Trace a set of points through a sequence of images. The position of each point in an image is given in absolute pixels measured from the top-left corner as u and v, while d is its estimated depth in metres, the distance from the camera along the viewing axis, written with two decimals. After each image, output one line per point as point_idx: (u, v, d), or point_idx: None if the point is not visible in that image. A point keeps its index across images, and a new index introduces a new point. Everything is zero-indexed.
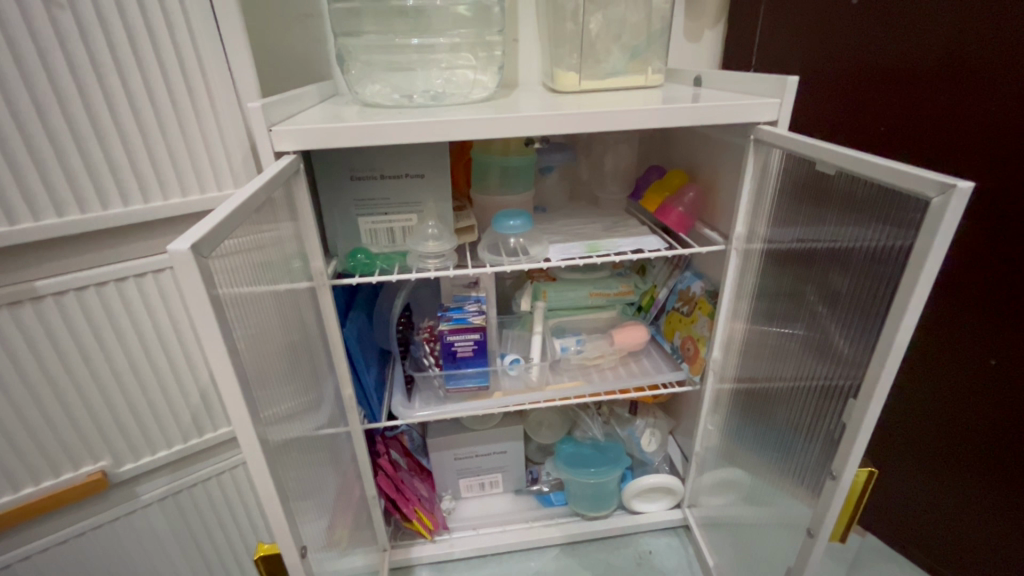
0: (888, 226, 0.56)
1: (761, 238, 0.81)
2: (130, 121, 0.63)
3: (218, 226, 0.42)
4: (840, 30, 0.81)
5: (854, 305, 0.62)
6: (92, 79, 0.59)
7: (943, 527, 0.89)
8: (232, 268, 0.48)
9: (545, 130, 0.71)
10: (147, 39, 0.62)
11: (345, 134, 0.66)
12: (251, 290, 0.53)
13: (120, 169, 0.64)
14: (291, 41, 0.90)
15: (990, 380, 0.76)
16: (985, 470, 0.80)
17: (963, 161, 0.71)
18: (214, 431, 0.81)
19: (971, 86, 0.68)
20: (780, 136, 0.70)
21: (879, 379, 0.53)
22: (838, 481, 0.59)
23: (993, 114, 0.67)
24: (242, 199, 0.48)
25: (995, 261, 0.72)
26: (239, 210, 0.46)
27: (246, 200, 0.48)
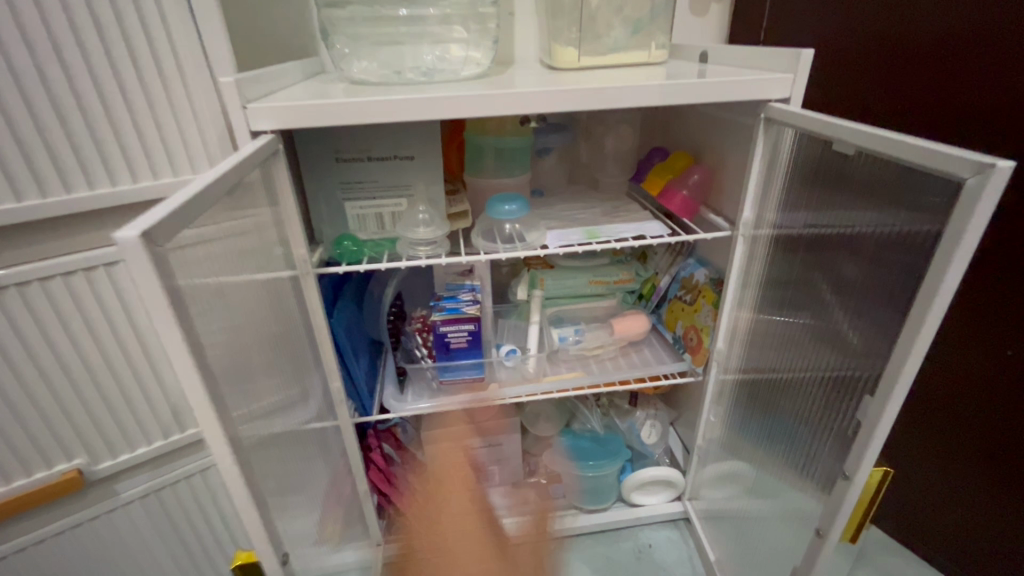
0: (912, 209, 0.52)
1: (770, 223, 0.77)
2: (91, 97, 0.58)
3: (171, 213, 0.37)
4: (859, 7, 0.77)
5: (869, 294, 0.59)
6: (48, 51, 0.55)
7: (950, 519, 0.89)
8: (192, 259, 0.44)
9: (543, 108, 0.67)
10: (107, 7, 0.56)
11: (327, 113, 0.61)
12: (222, 281, 0.49)
13: (85, 151, 0.59)
14: (272, 13, 0.85)
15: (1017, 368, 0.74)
16: (1010, 462, 0.78)
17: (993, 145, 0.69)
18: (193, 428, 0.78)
19: (1004, 67, 0.65)
20: (792, 113, 0.65)
21: (901, 375, 0.50)
22: (851, 482, 0.56)
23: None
24: (206, 182, 0.43)
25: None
26: (200, 196, 0.42)
27: (210, 184, 0.44)
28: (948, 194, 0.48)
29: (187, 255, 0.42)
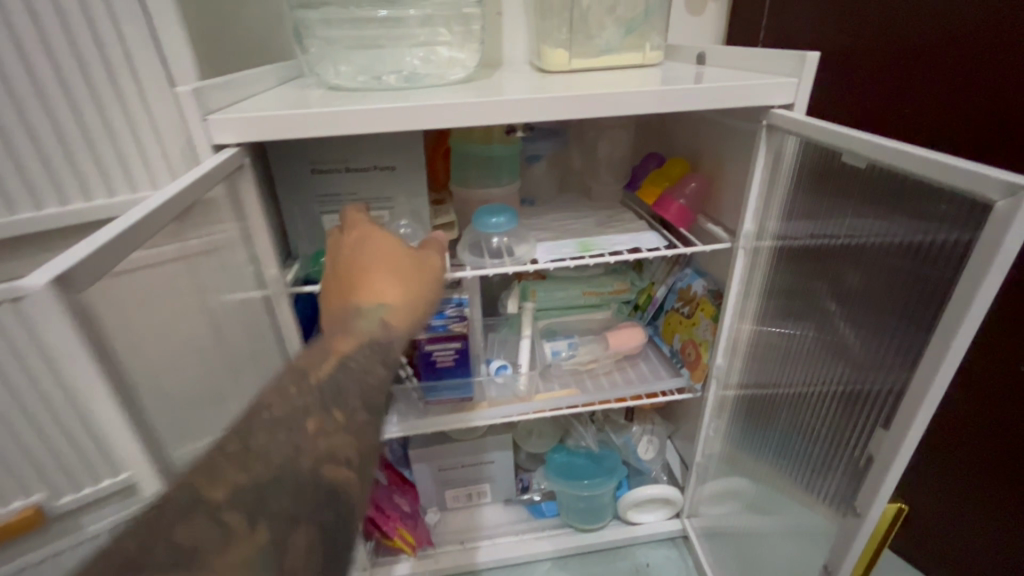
0: (930, 227, 0.48)
1: (773, 234, 0.73)
2: (36, 111, 0.55)
3: (100, 249, 0.33)
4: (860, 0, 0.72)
5: (881, 313, 0.55)
6: None
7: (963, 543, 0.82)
8: (136, 292, 0.39)
9: (530, 117, 0.62)
10: (52, 17, 0.53)
11: (296, 123, 0.57)
12: (175, 313, 0.45)
13: (34, 169, 0.56)
14: (244, 16, 0.80)
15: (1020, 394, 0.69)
16: None
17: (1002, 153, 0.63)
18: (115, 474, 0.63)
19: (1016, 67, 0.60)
20: (797, 120, 0.61)
21: (919, 409, 0.46)
22: (863, 520, 0.52)
23: None
24: (147, 210, 0.38)
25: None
26: (138, 225, 0.37)
27: (155, 210, 0.39)
28: (970, 212, 0.44)
29: (128, 289, 0.38)
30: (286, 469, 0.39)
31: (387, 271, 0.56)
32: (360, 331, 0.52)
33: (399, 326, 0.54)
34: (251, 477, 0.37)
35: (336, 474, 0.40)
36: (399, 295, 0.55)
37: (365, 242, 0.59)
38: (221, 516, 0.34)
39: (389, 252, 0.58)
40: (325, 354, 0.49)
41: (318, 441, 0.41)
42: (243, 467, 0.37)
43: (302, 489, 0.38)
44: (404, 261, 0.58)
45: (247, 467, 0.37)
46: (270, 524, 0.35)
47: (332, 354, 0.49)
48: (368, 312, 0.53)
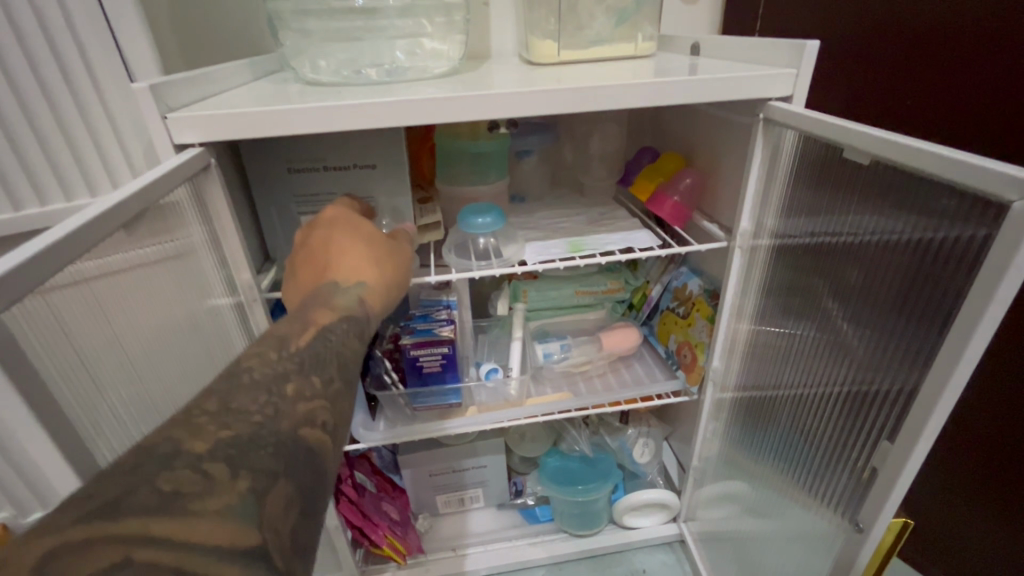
0: (937, 225, 0.45)
1: (770, 231, 0.70)
2: None
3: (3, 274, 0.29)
4: None
5: (883, 315, 0.52)
6: None
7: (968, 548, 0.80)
8: (62, 313, 0.36)
9: (515, 113, 0.59)
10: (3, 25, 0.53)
11: (265, 122, 0.53)
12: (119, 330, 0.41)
13: (10, 173, 0.58)
14: (218, 9, 0.77)
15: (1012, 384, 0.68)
16: None
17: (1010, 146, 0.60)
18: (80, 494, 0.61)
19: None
20: (795, 113, 0.58)
21: (927, 421, 0.43)
22: (865, 535, 0.50)
23: None
24: (79, 222, 0.35)
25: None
26: (66, 240, 0.34)
27: (90, 221, 0.36)
28: (979, 210, 0.41)
29: (51, 310, 0.34)
30: (267, 426, 0.33)
31: (361, 251, 0.53)
32: (338, 305, 0.46)
33: (378, 307, 0.50)
34: (234, 432, 0.32)
35: (313, 437, 0.35)
36: (376, 276, 0.52)
37: (330, 225, 0.55)
38: (203, 466, 0.29)
39: (357, 234, 0.54)
40: (302, 326, 0.43)
41: (296, 403, 0.36)
42: (226, 424, 0.32)
43: (285, 449, 0.33)
44: (377, 244, 0.55)
45: (227, 423, 0.32)
46: (251, 474, 0.30)
47: (308, 326, 0.43)
48: (344, 286, 0.48)
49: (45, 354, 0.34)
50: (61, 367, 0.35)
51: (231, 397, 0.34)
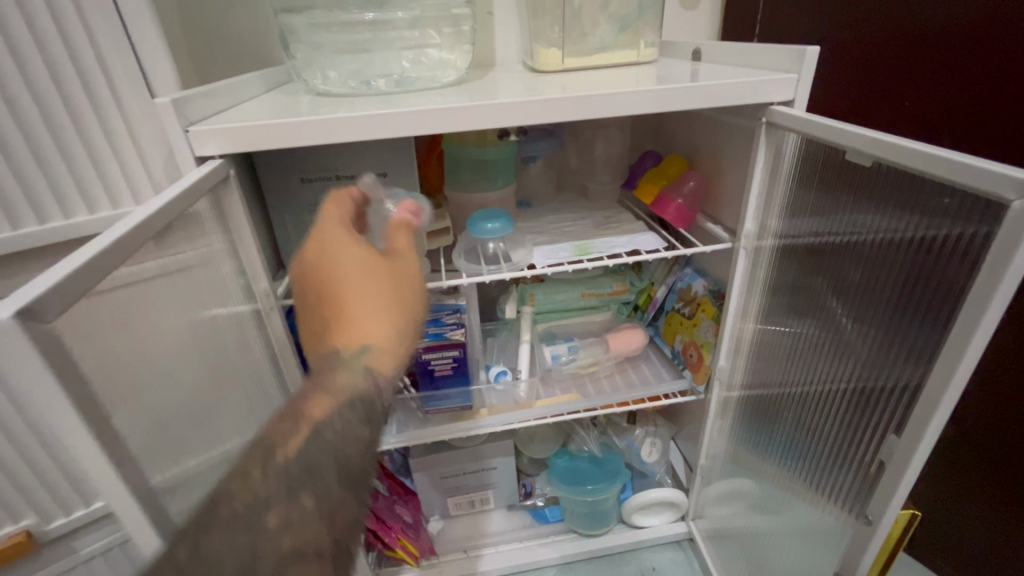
0: (937, 222, 0.46)
1: (774, 232, 0.71)
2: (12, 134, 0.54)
3: (58, 284, 0.30)
4: None
5: (887, 312, 0.53)
6: None
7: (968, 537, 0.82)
8: (107, 320, 0.37)
9: (526, 120, 0.61)
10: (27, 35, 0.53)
11: (283, 133, 0.55)
12: (149, 339, 0.42)
13: None
14: (230, 24, 0.79)
15: (1000, 368, 0.70)
16: None
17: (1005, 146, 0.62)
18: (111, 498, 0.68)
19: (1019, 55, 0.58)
20: (798, 118, 0.59)
21: (932, 415, 0.44)
22: (875, 528, 0.51)
23: None
24: (115, 236, 0.36)
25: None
26: (109, 250, 0.35)
27: (126, 233, 0.37)
28: (979, 209, 0.42)
29: (99, 318, 0.36)
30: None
31: (360, 296, 0.46)
32: (339, 386, 0.43)
33: (389, 368, 0.46)
34: None
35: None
36: (382, 332, 0.46)
37: (322, 251, 0.49)
38: None
39: (358, 267, 0.47)
40: (293, 422, 0.41)
41: (280, 537, 0.36)
42: None
43: None
44: (377, 275, 0.48)
45: None
46: None
47: (300, 422, 0.41)
48: (346, 359, 0.44)
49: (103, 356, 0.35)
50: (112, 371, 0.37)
51: (207, 541, 0.34)
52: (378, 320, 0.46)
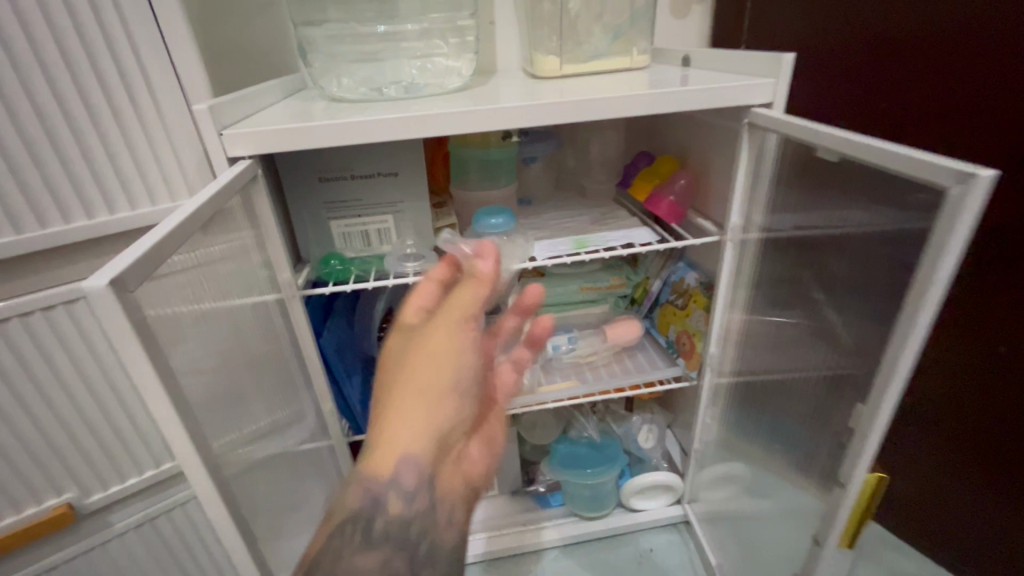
0: (900, 213, 0.52)
1: (760, 226, 0.76)
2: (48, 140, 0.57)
3: (140, 260, 0.36)
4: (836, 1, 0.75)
5: (861, 297, 0.59)
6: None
7: (933, 505, 0.90)
8: (169, 295, 0.43)
9: (526, 122, 0.66)
10: None
11: (306, 135, 0.60)
12: (200, 316, 0.48)
13: None
14: (250, 35, 0.84)
15: (947, 347, 0.79)
16: (992, 452, 0.78)
17: (969, 147, 0.68)
18: (160, 467, 0.74)
19: (981, 63, 0.64)
20: (775, 119, 0.65)
21: (890, 383, 0.49)
22: (846, 490, 0.55)
23: (994, 97, 0.64)
24: (175, 222, 0.42)
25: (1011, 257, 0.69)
26: (171, 234, 0.41)
27: (183, 221, 0.43)
28: (928, 201, 0.48)
29: (162, 294, 0.42)
30: None
31: (383, 392, 0.49)
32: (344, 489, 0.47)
33: (382, 470, 0.45)
34: None
35: None
36: (385, 431, 0.46)
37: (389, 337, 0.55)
38: None
39: (395, 354, 0.51)
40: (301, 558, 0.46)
41: None
42: None
43: None
44: (400, 364, 0.49)
45: None
46: None
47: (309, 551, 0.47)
48: (357, 458, 0.47)
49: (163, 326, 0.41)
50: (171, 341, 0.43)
51: None
52: (391, 400, 0.47)
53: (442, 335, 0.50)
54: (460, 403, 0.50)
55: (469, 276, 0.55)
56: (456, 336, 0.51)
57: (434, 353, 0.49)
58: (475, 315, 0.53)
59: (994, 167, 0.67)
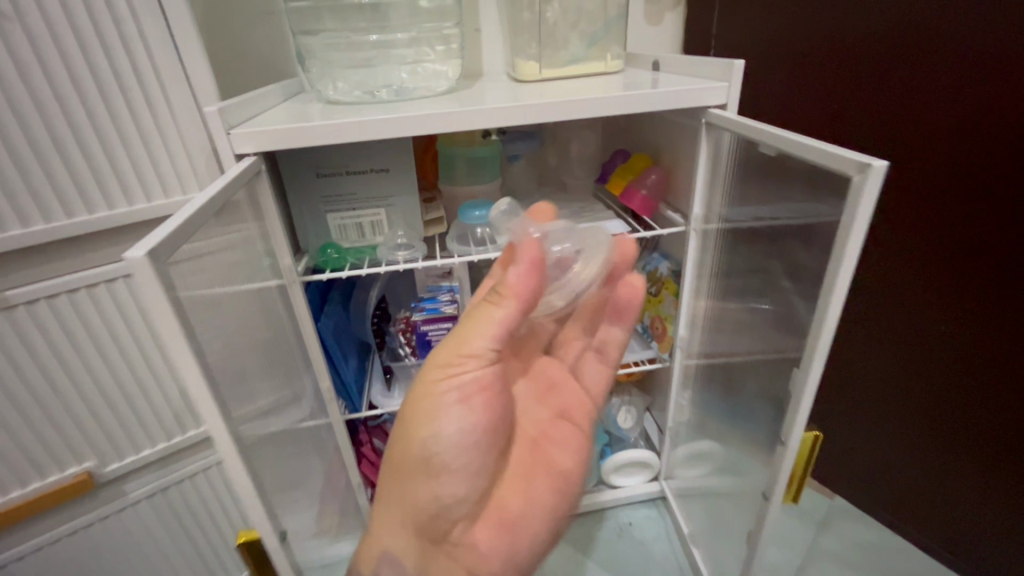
0: (828, 200, 0.59)
1: (717, 217, 0.84)
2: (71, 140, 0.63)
3: (169, 238, 0.43)
4: (787, 31, 0.88)
5: (802, 277, 0.66)
6: (27, 98, 0.59)
7: (913, 482, 0.97)
8: (188, 272, 0.50)
9: (505, 122, 0.73)
10: None
11: (305, 134, 0.67)
12: (213, 294, 0.55)
13: None
14: (252, 41, 0.91)
15: (899, 329, 0.89)
16: (949, 421, 0.87)
17: (902, 157, 0.80)
18: (189, 432, 0.83)
19: (907, 87, 0.76)
20: (728, 119, 0.72)
21: (817, 348, 0.57)
22: (787, 447, 0.63)
23: (921, 115, 0.76)
24: (193, 208, 0.48)
25: (988, 248, 0.75)
26: (191, 218, 0.47)
27: (198, 207, 0.49)
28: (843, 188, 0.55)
29: (182, 271, 0.48)
30: None
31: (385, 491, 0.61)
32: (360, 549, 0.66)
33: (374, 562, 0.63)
34: None
35: None
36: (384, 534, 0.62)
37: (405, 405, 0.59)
38: None
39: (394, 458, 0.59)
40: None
41: None
42: None
43: None
44: (396, 476, 0.59)
45: None
46: None
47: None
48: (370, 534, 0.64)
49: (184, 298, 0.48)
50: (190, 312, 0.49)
51: None
52: (388, 452, 0.60)
53: (423, 437, 0.57)
54: (436, 486, 0.59)
55: (496, 294, 0.52)
56: (431, 441, 0.57)
57: (410, 437, 0.57)
58: (452, 409, 0.56)
59: (922, 174, 0.79)
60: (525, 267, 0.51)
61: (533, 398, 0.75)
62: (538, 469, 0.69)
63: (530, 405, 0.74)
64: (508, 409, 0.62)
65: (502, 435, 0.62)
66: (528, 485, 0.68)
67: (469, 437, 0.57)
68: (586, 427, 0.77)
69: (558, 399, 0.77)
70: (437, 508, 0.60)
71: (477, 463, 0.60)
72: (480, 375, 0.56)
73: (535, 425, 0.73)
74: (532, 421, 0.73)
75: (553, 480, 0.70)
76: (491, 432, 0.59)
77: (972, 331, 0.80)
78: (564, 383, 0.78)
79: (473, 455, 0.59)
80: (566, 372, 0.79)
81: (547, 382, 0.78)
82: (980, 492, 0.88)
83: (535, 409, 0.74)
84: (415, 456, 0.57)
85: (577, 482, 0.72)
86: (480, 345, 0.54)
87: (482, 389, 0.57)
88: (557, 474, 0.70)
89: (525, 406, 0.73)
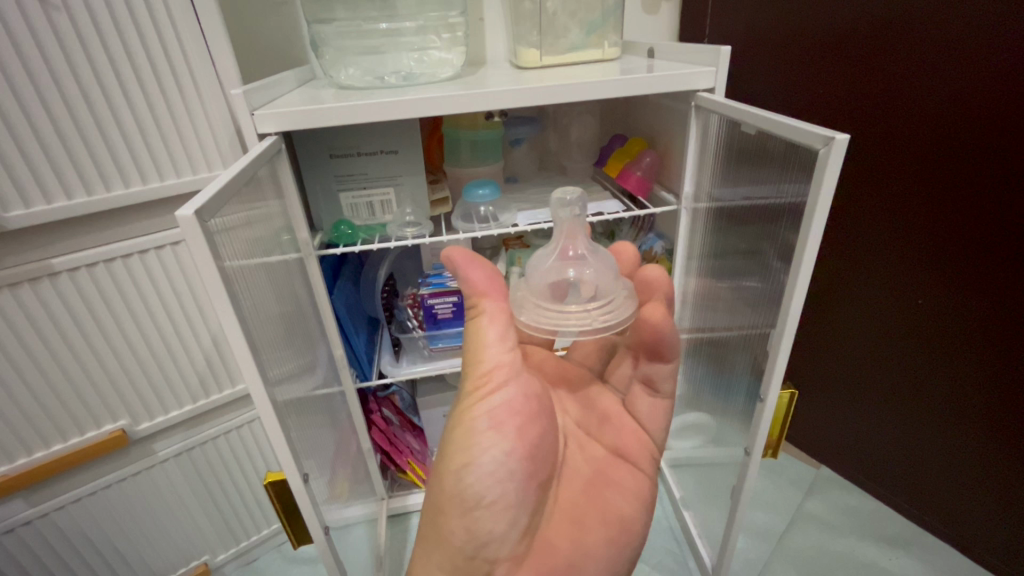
0: (796, 177, 0.66)
1: (706, 196, 0.89)
2: (111, 121, 0.69)
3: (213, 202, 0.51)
4: (777, 23, 0.96)
5: (774, 251, 0.73)
6: (73, 83, 0.65)
7: (893, 444, 1.07)
8: (230, 237, 0.57)
9: (508, 105, 0.78)
10: None
11: (323, 115, 0.72)
12: (245, 262, 0.61)
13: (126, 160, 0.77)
14: (269, 31, 0.96)
15: (883, 301, 0.97)
16: (925, 384, 0.97)
17: (881, 142, 0.89)
18: (220, 394, 0.92)
19: (884, 79, 0.85)
20: (714, 102, 0.77)
21: (790, 307, 0.66)
22: (765, 403, 0.74)
23: (895, 105, 0.85)
24: (228, 177, 0.55)
25: (986, 239, 0.82)
26: (227, 185, 0.55)
27: (233, 176, 0.56)
28: (807, 164, 0.63)
29: (225, 233, 0.56)
30: None
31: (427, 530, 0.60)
32: None
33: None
34: None
35: None
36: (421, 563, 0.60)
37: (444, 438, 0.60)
38: None
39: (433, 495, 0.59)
40: None
41: None
42: None
43: None
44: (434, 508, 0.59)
45: None
46: None
47: None
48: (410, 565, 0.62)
49: (228, 255, 0.56)
50: (234, 271, 0.57)
51: None
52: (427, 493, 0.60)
53: (451, 468, 0.56)
54: (461, 530, 0.57)
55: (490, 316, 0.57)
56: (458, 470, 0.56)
57: (445, 471, 0.57)
58: (484, 436, 0.56)
59: (899, 160, 0.87)
60: (460, 264, 0.57)
61: (583, 438, 0.70)
62: (587, 515, 0.64)
63: (581, 443, 0.69)
64: (547, 436, 0.61)
65: (542, 469, 0.61)
66: (579, 529, 0.63)
67: (502, 473, 0.56)
68: (650, 469, 0.70)
69: (613, 435, 0.71)
70: (472, 553, 0.57)
71: (514, 502, 0.57)
72: (509, 394, 0.58)
73: (587, 463, 0.68)
74: (583, 460, 0.68)
75: (606, 524, 0.64)
76: (527, 466, 0.58)
77: (945, 302, 0.89)
78: (621, 418, 0.71)
79: (513, 496, 0.57)
80: (621, 405, 0.72)
81: (600, 416, 0.72)
82: (954, 449, 0.97)
83: (587, 452, 0.69)
84: (447, 494, 0.56)
85: (638, 527, 0.67)
86: (493, 356, 0.57)
87: (515, 414, 0.58)
88: (613, 519, 0.65)
89: (577, 445, 0.69)
